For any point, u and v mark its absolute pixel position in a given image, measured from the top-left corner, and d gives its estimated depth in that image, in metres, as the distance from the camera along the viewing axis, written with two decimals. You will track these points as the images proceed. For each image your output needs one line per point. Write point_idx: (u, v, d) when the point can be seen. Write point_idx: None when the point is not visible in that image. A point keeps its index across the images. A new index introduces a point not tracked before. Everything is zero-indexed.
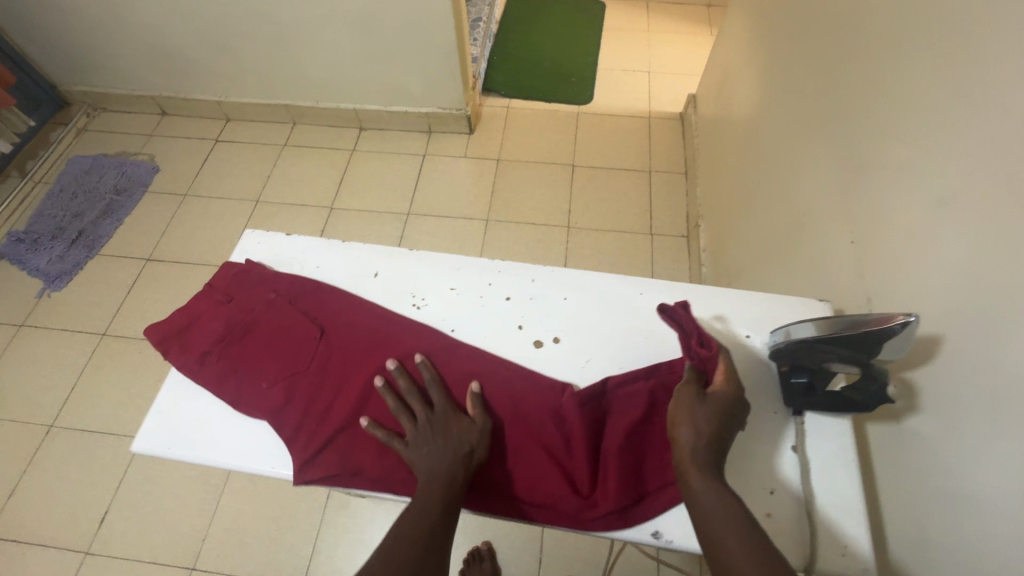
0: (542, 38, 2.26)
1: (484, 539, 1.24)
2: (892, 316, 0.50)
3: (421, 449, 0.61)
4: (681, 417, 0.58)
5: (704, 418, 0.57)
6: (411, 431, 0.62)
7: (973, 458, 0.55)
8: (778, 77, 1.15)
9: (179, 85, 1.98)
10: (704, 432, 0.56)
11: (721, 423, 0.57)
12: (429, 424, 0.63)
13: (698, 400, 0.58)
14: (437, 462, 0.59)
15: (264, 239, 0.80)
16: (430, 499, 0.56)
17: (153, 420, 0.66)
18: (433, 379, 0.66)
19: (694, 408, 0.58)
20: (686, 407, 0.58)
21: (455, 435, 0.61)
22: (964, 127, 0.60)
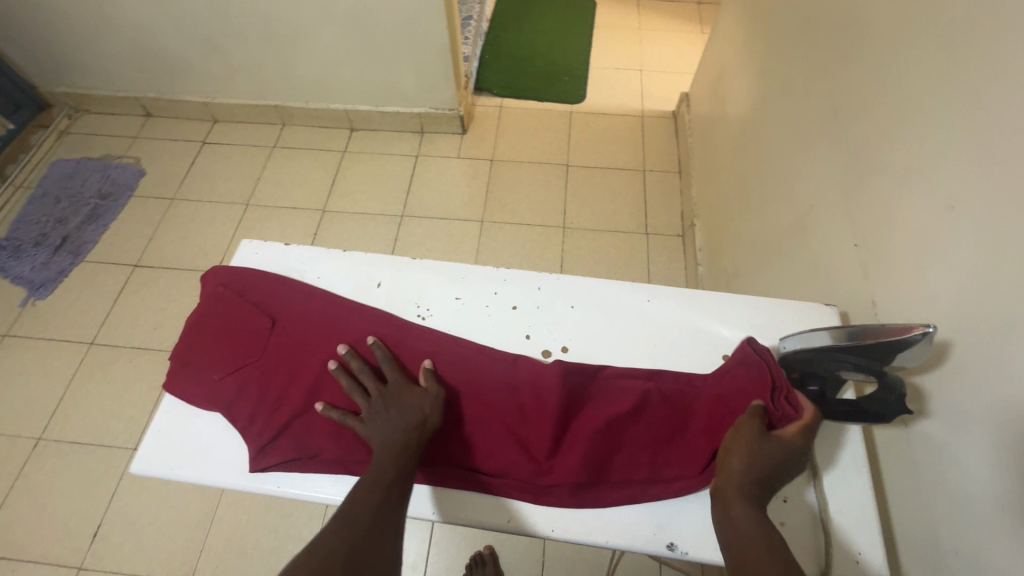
0: (534, 37, 2.25)
1: (488, 544, 1.24)
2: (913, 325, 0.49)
3: (373, 427, 0.60)
4: (737, 445, 0.54)
5: (762, 453, 0.53)
6: (366, 407, 0.61)
7: (987, 464, 0.54)
8: (776, 77, 1.15)
9: (164, 86, 1.94)
10: (756, 464, 0.53)
11: (778, 462, 0.53)
12: (383, 398, 0.62)
13: (762, 434, 0.55)
14: (391, 433, 0.59)
15: (263, 249, 0.78)
16: (380, 474, 0.55)
17: (151, 440, 0.64)
18: (383, 357, 0.65)
19: (755, 440, 0.54)
20: (747, 436, 0.55)
21: (408, 405, 0.61)
22: (971, 129, 0.60)
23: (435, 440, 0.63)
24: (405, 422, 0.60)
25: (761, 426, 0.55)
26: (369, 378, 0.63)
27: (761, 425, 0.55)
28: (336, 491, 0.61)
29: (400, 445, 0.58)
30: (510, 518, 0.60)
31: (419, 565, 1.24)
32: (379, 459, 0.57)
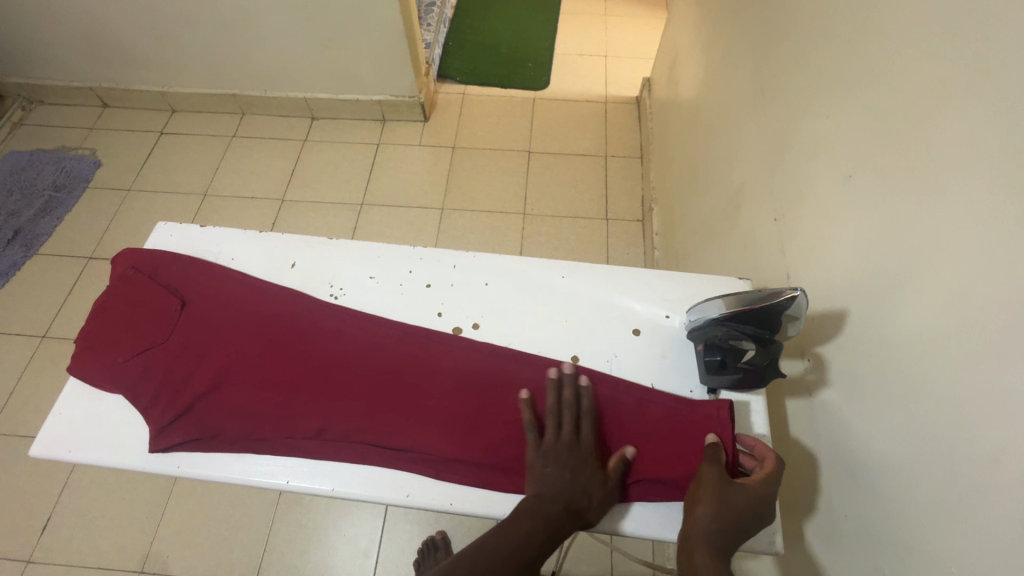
0: (499, 23, 2.23)
1: (439, 529, 1.25)
2: (782, 291, 0.52)
3: (546, 471, 0.56)
4: (701, 497, 0.52)
5: (725, 504, 0.51)
6: (547, 447, 0.58)
7: (875, 429, 0.56)
8: (718, 56, 1.15)
9: (119, 75, 1.90)
10: (719, 515, 0.51)
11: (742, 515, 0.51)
12: (568, 451, 0.57)
13: (725, 483, 0.52)
14: (555, 492, 0.55)
15: (177, 231, 0.77)
16: (533, 533, 0.52)
17: (50, 423, 0.63)
18: (591, 414, 0.60)
19: (718, 489, 0.52)
20: (711, 485, 0.53)
21: (586, 477, 0.56)
22: (871, 100, 0.61)
23: (339, 418, 0.62)
24: (585, 486, 0.55)
25: (723, 474, 0.53)
26: (567, 425, 0.59)
27: (723, 472, 0.53)
28: (236, 471, 0.60)
29: (567, 505, 0.54)
30: (408, 494, 0.59)
31: (371, 551, 1.24)
32: (533, 511, 0.53)
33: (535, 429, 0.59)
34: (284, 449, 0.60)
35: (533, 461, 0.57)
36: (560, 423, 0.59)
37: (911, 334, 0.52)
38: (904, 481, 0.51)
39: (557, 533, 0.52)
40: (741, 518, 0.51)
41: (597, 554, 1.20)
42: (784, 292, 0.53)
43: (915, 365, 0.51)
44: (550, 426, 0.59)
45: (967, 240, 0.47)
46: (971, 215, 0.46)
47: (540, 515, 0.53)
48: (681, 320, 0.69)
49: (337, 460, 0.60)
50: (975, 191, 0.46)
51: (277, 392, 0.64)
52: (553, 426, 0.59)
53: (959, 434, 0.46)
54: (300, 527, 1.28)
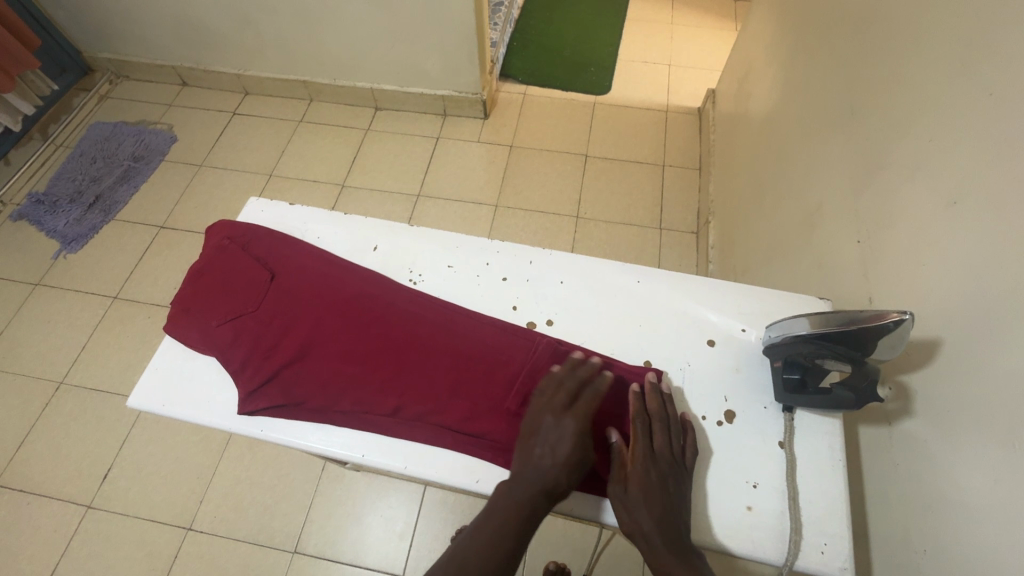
0: (564, 26, 2.23)
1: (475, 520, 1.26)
2: (886, 313, 0.51)
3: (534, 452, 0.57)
4: (621, 509, 0.55)
5: (641, 503, 0.55)
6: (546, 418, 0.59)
7: (962, 464, 0.54)
8: (800, 71, 1.13)
9: (200, 56, 2.00)
10: (645, 514, 0.54)
11: (660, 500, 0.55)
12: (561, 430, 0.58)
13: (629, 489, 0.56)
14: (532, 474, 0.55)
15: (268, 207, 0.81)
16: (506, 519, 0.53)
17: (147, 378, 0.67)
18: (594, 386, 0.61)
19: (629, 494, 0.55)
20: (626, 498, 0.56)
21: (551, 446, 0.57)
22: (980, 127, 0.59)
23: (414, 400, 0.64)
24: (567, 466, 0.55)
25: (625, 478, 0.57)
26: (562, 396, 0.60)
27: (623, 479, 0.57)
28: (315, 440, 0.62)
29: (540, 485, 0.54)
30: (479, 479, 0.60)
31: (407, 534, 1.27)
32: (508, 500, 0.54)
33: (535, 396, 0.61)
34: (361, 423, 0.63)
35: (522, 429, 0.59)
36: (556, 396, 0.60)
37: (1009, 370, 0.50)
38: (991, 521, 0.49)
39: (518, 519, 0.53)
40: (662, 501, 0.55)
41: (630, 563, 1.19)
42: (889, 315, 0.51)
43: (1015, 401, 0.49)
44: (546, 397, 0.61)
45: None
46: None
47: (512, 502, 0.54)
48: (757, 334, 0.68)
49: (411, 438, 0.62)
50: None
51: (357, 367, 0.66)
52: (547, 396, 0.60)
53: None
54: (340, 503, 1.31)
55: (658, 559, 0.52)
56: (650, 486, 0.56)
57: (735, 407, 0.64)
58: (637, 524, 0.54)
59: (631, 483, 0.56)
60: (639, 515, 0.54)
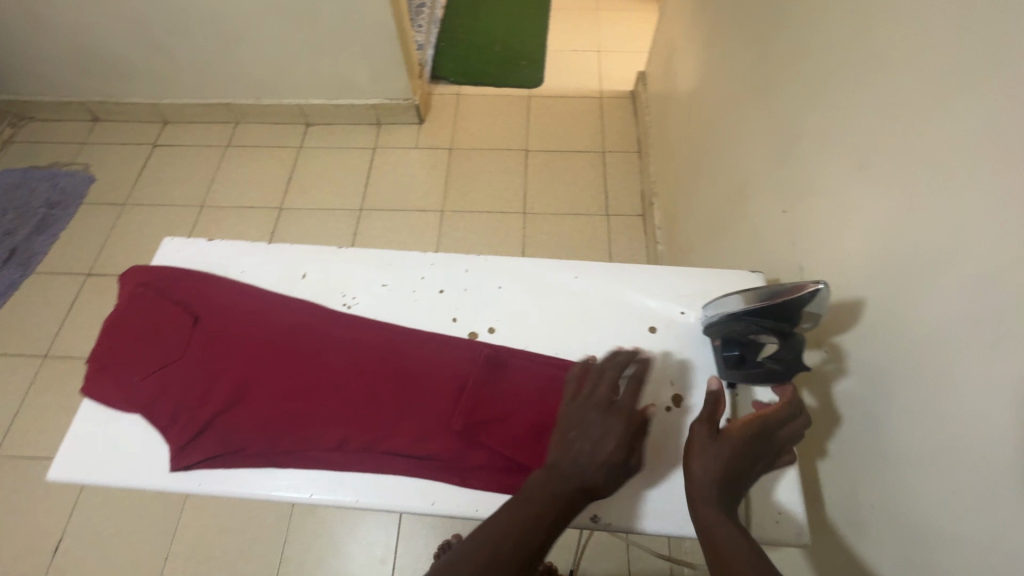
0: (490, 22, 2.22)
1: (456, 533, 1.25)
2: (802, 285, 0.52)
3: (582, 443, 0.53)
4: (699, 464, 0.53)
5: (714, 459, 0.53)
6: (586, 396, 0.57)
7: (896, 417, 0.56)
8: (717, 48, 1.15)
9: (110, 88, 1.88)
10: (711, 472, 0.53)
11: (733, 464, 0.53)
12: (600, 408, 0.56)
13: (710, 447, 0.54)
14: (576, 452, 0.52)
15: (184, 245, 0.76)
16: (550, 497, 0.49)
17: (67, 446, 0.62)
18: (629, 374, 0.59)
19: (706, 447, 0.54)
20: (705, 457, 0.53)
21: (593, 424, 0.54)
22: (879, 91, 0.61)
23: (359, 429, 0.62)
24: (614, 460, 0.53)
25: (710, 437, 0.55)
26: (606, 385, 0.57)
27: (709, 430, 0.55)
28: (258, 486, 0.59)
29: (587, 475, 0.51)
30: (434, 501, 0.58)
31: (388, 558, 1.24)
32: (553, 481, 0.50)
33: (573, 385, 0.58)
34: (307, 462, 0.60)
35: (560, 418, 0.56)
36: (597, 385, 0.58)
37: (927, 322, 0.52)
38: (928, 469, 0.51)
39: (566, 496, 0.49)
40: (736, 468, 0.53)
41: (614, 551, 1.20)
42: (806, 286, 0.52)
43: (935, 353, 0.51)
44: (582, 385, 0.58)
45: (996, 221, 0.45)
46: (995, 197, 0.46)
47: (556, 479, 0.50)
48: (696, 315, 0.69)
49: (362, 471, 0.59)
50: (1000, 172, 0.45)
51: (298, 404, 0.64)
52: (599, 385, 0.58)
53: (991, 423, 0.45)
54: (315, 537, 1.27)
55: (704, 510, 0.50)
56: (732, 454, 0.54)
57: (682, 390, 0.65)
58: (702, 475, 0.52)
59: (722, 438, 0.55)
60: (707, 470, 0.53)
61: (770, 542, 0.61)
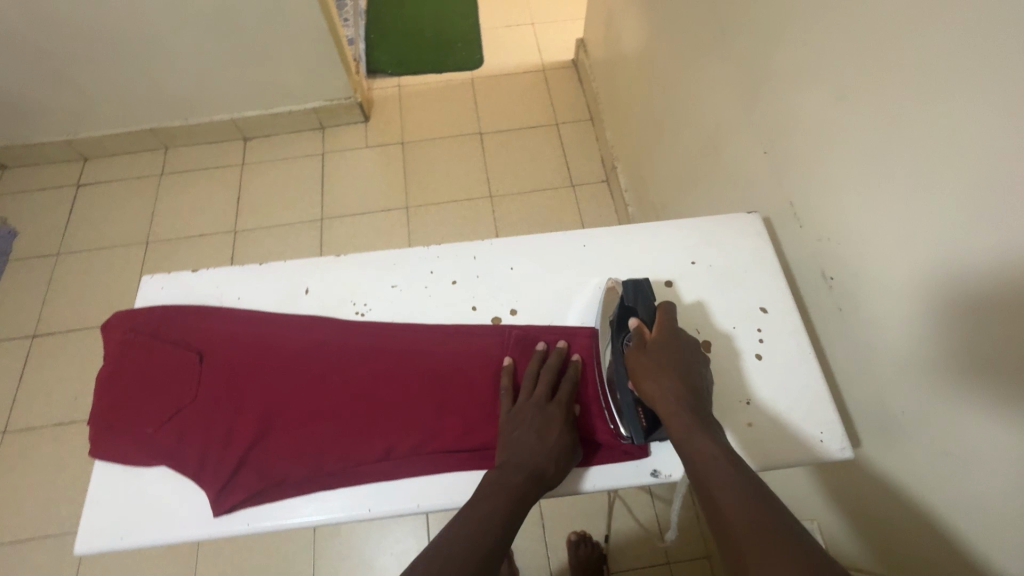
0: (418, 8, 2.15)
1: None
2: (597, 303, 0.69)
3: (523, 438, 0.57)
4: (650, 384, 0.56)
5: (658, 372, 0.56)
6: (527, 400, 0.60)
7: (913, 322, 0.59)
8: (661, 3, 1.16)
9: (14, 130, 1.70)
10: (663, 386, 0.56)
11: (676, 369, 0.57)
12: (540, 413, 0.59)
13: (651, 362, 0.57)
14: (526, 454, 0.55)
15: (167, 281, 0.70)
16: (498, 506, 0.51)
17: (91, 515, 0.57)
18: (570, 377, 0.62)
19: (644, 363, 0.58)
20: (650, 374, 0.57)
21: (535, 428, 0.57)
22: (843, 22, 0.63)
23: (402, 434, 0.60)
24: (561, 450, 0.56)
25: (646, 352, 0.58)
26: (540, 386, 0.61)
27: (638, 347, 0.59)
28: (311, 512, 0.57)
29: (535, 470, 0.54)
30: None
31: None
32: (500, 485, 0.53)
33: (510, 391, 0.61)
34: (354, 479, 0.58)
35: (505, 422, 0.59)
36: (536, 387, 0.61)
37: (930, 230, 0.55)
38: (952, 366, 0.55)
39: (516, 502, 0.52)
40: (682, 373, 0.56)
41: (642, 505, 1.26)
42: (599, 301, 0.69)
43: (943, 256, 0.54)
44: (526, 390, 0.61)
45: (984, 128, 0.48)
46: (982, 105, 0.48)
47: (505, 485, 0.53)
48: (707, 264, 0.71)
49: (414, 476, 0.58)
50: (983, 81, 0.48)
51: (330, 423, 0.61)
52: (526, 388, 0.61)
53: (1007, 312, 0.49)
54: (345, 557, 1.24)
55: (677, 422, 0.53)
56: (669, 362, 0.57)
57: (710, 337, 0.67)
58: (654, 395, 0.55)
59: (652, 348, 0.59)
60: (659, 384, 0.56)
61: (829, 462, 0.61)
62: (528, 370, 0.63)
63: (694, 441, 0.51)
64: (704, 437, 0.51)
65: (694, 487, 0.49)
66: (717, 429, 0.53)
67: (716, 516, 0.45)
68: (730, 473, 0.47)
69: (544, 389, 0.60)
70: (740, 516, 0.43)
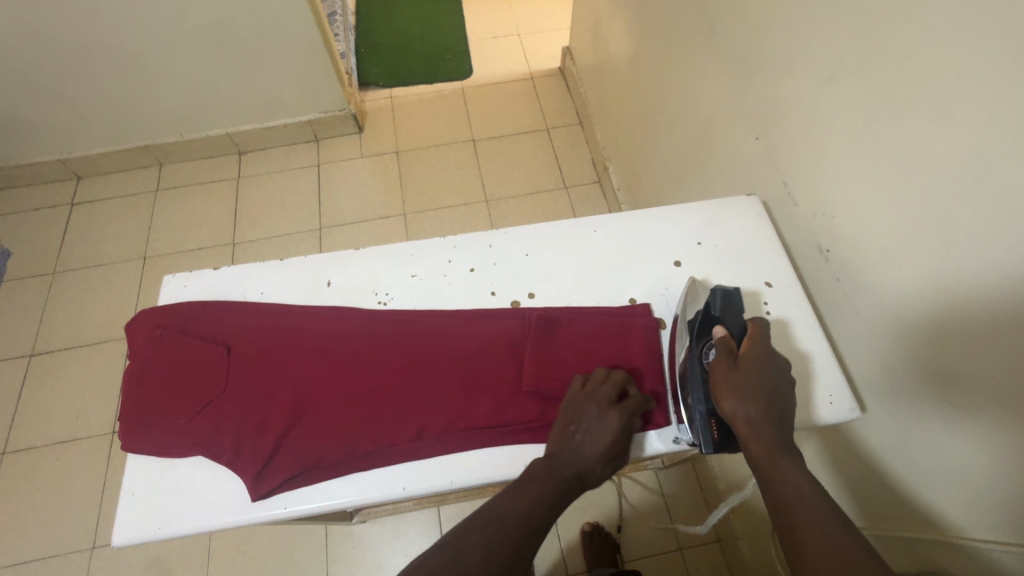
0: (406, 22, 2.20)
1: None
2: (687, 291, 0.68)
3: (578, 438, 0.58)
4: (735, 400, 0.55)
5: (746, 392, 0.55)
6: (590, 404, 0.59)
7: (910, 286, 0.63)
8: (647, 7, 1.22)
9: (6, 150, 1.69)
10: (750, 408, 0.54)
11: (766, 393, 0.55)
12: (599, 421, 0.58)
13: (738, 379, 0.56)
14: (575, 456, 0.56)
15: (190, 279, 0.72)
16: (542, 495, 0.52)
17: (127, 506, 0.58)
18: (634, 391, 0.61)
19: (731, 380, 0.56)
20: (737, 392, 0.55)
21: (592, 434, 0.57)
22: (829, 13, 0.68)
23: (432, 414, 0.62)
24: (605, 460, 0.57)
25: (733, 369, 0.57)
26: (609, 395, 0.60)
27: (728, 363, 0.57)
28: (349, 493, 0.58)
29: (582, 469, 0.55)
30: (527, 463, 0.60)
31: None
32: (550, 473, 0.54)
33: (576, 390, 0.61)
34: (389, 460, 0.60)
35: (563, 418, 0.59)
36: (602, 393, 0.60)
37: (923, 199, 0.59)
38: (949, 324, 0.59)
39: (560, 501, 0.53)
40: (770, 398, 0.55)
41: (651, 494, 1.27)
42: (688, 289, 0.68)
43: (935, 223, 0.58)
44: (591, 394, 0.60)
45: (968, 96, 0.53)
46: (965, 75, 0.53)
47: (554, 477, 0.54)
48: (712, 243, 0.75)
49: (447, 454, 0.60)
50: (964, 52, 0.52)
51: (362, 408, 0.63)
52: (593, 392, 0.60)
53: (995, 269, 0.53)
54: (358, 562, 1.23)
55: (760, 445, 0.52)
56: (759, 384, 0.55)
57: None
58: (737, 414, 0.54)
59: (743, 367, 0.57)
60: (742, 406, 0.55)
61: (838, 422, 0.64)
62: (597, 379, 0.61)
63: (778, 468, 0.51)
64: (789, 466, 0.51)
65: (770, 512, 0.50)
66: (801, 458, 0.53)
67: (795, 548, 0.46)
68: (813, 505, 0.48)
69: (611, 400, 0.59)
70: (826, 553, 0.44)
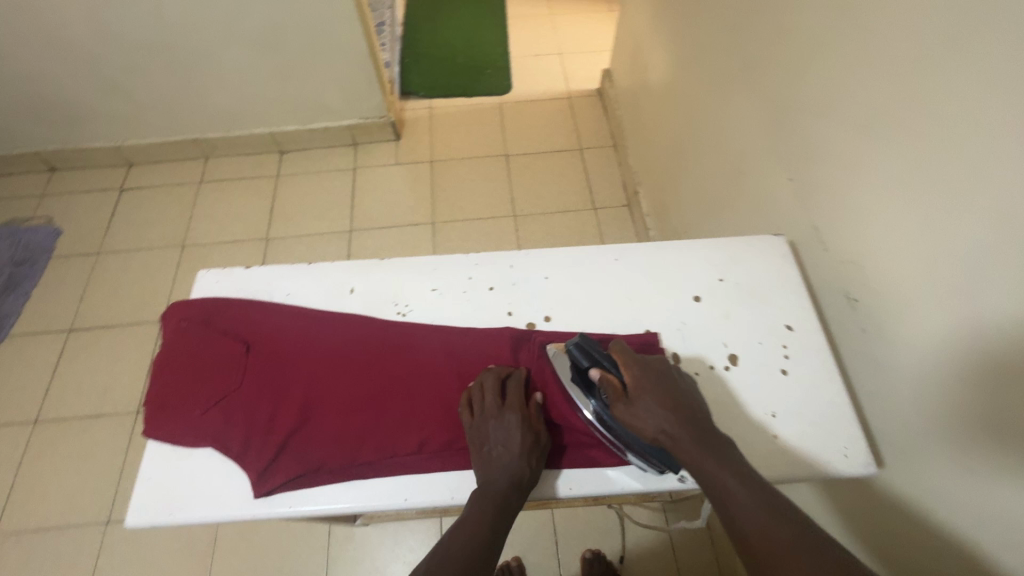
0: (450, 35, 2.25)
1: (513, 554, 1.22)
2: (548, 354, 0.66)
3: (494, 453, 0.58)
4: (644, 427, 0.56)
5: (649, 415, 0.56)
6: (481, 415, 0.60)
7: (933, 341, 0.61)
8: (687, 38, 1.22)
9: (67, 135, 1.80)
10: (659, 426, 0.56)
11: (668, 404, 0.57)
12: (499, 423, 0.59)
13: (638, 409, 0.57)
14: (495, 470, 0.57)
15: (222, 275, 0.75)
16: (483, 519, 0.54)
17: (142, 490, 0.60)
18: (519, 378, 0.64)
19: (634, 414, 0.57)
20: (642, 418, 0.56)
21: (496, 441, 0.58)
22: (868, 60, 0.67)
23: (436, 429, 0.62)
24: (528, 457, 0.58)
25: (629, 402, 0.57)
26: (491, 398, 0.61)
27: (624, 400, 0.58)
28: (349, 499, 0.59)
29: (513, 477, 0.56)
30: None
31: None
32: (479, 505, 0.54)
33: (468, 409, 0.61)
34: (390, 470, 0.61)
35: (471, 439, 0.60)
36: (485, 400, 0.61)
37: (953, 256, 0.58)
38: (973, 385, 0.57)
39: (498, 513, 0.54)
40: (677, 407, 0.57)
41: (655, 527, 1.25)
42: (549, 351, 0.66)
43: (964, 280, 0.57)
44: (478, 406, 0.61)
45: (1006, 154, 0.51)
46: (1003, 133, 0.51)
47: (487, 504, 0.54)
48: (734, 281, 0.74)
49: (446, 470, 0.61)
50: (1006, 109, 0.51)
51: (367, 415, 0.64)
52: (479, 406, 0.61)
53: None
54: (356, 564, 1.24)
55: (687, 454, 0.54)
56: (657, 400, 0.57)
57: (737, 351, 0.69)
58: (657, 434, 0.56)
59: (638, 399, 0.57)
60: (654, 426, 0.56)
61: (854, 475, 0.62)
62: (474, 387, 0.63)
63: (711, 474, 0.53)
64: (722, 472, 0.52)
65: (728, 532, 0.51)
66: (727, 451, 0.54)
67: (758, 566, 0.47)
68: (757, 515, 0.49)
69: (494, 399, 0.61)
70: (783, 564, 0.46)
